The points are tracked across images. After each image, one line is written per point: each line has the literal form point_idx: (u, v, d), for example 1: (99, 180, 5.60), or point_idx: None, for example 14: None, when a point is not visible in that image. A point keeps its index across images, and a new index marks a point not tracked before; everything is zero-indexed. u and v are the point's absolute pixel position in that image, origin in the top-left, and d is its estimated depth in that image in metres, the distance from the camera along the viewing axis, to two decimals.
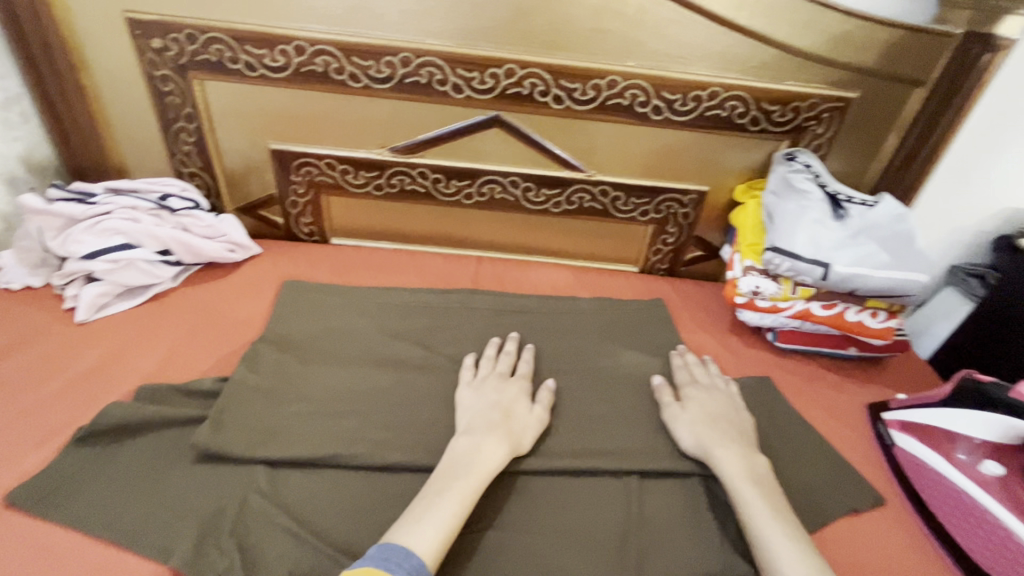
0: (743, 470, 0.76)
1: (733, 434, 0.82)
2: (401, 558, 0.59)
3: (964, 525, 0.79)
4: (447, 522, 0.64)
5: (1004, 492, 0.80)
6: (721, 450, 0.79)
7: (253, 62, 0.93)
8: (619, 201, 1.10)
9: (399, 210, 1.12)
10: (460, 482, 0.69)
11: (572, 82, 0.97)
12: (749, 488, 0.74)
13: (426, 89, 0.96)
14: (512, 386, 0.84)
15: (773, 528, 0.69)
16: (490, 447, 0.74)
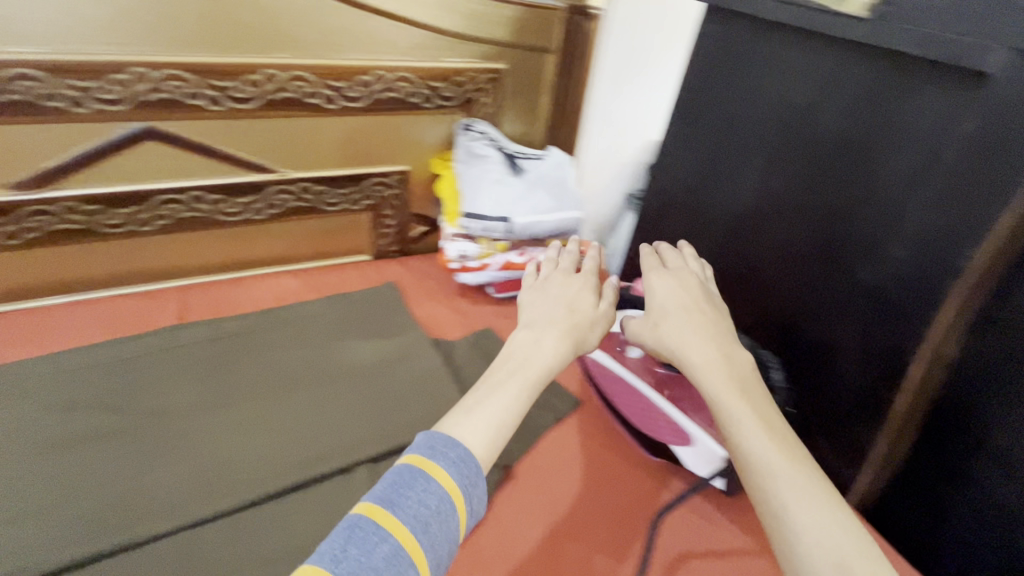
0: (729, 380, 0.56)
1: (701, 330, 0.61)
2: (438, 458, 0.50)
3: (644, 422, 0.73)
4: (504, 417, 0.55)
5: (649, 371, 0.74)
6: (703, 351, 0.58)
7: None
8: (323, 194, 0.99)
9: (54, 254, 0.85)
10: (513, 383, 0.58)
11: (223, 79, 0.81)
12: (733, 398, 0.54)
13: (30, 108, 0.74)
14: (575, 283, 0.71)
15: (782, 472, 0.48)
16: (550, 344, 0.62)
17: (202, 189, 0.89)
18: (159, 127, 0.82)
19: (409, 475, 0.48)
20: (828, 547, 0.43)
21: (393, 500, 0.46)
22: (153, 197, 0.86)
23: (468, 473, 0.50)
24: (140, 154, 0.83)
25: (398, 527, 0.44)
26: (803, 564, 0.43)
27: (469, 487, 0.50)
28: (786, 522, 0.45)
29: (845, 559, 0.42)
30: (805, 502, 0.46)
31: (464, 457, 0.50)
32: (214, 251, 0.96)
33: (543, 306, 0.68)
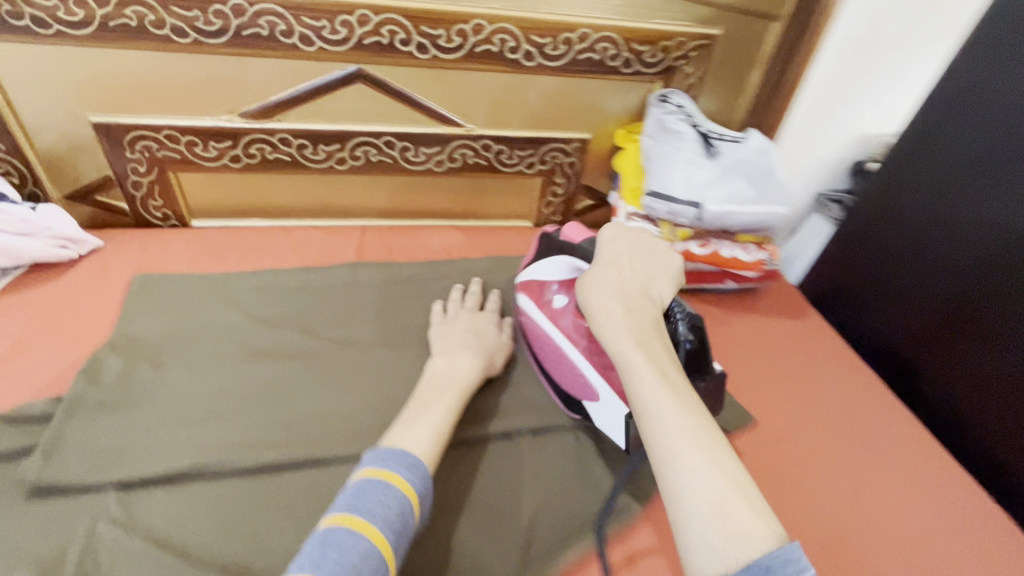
0: (639, 334, 0.59)
1: (623, 286, 0.64)
2: (396, 456, 0.55)
3: (561, 374, 0.72)
4: (440, 423, 0.62)
5: (573, 321, 0.73)
6: (614, 306, 0.62)
7: (41, 15, 0.72)
8: (502, 153, 0.97)
9: (266, 181, 0.93)
10: (443, 398, 0.65)
11: (434, 27, 0.81)
12: (631, 348, 0.57)
13: (270, 43, 0.79)
14: (481, 319, 0.80)
15: (677, 423, 0.50)
16: (468, 364, 0.71)
17: (394, 136, 0.91)
18: (369, 71, 0.84)
19: (368, 485, 0.52)
20: (708, 491, 0.45)
21: (356, 506, 0.50)
22: (352, 137, 0.90)
23: (421, 478, 0.55)
24: (349, 95, 0.86)
25: (368, 525, 0.49)
26: (684, 510, 0.45)
27: (424, 490, 0.55)
28: (673, 474, 0.48)
29: (723, 502, 0.45)
30: (695, 451, 0.48)
31: (415, 462, 0.55)
32: (392, 198, 0.99)
33: (451, 336, 0.76)
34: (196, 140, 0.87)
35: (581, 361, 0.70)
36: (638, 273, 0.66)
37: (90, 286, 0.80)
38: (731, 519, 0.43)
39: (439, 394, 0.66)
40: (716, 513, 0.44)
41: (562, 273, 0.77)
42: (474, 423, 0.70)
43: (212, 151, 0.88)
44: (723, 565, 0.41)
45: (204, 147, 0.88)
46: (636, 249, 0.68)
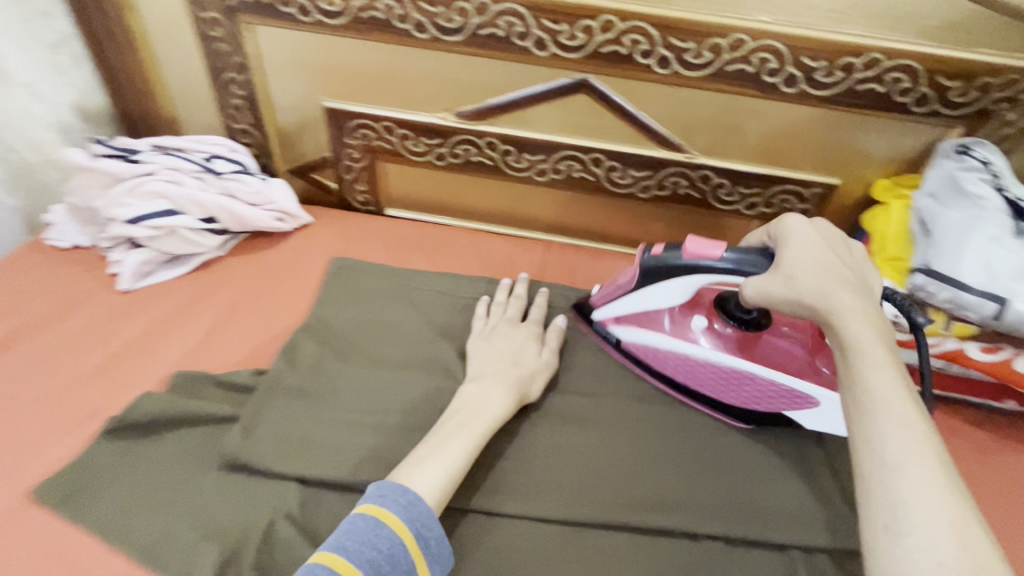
0: (873, 324, 0.49)
1: (840, 264, 0.53)
2: (397, 494, 0.51)
3: (729, 389, 0.67)
4: (452, 465, 0.56)
5: (722, 337, 0.68)
6: (837, 296, 0.50)
7: (307, 4, 0.76)
8: (720, 188, 0.84)
9: (463, 182, 0.91)
10: (458, 437, 0.58)
11: (683, 40, 0.70)
12: (870, 336, 0.47)
13: (504, 44, 0.75)
14: (520, 332, 0.72)
15: (903, 413, 0.44)
16: (497, 397, 0.63)
17: (604, 153, 0.83)
18: (596, 82, 0.76)
19: (360, 522, 0.49)
20: (942, 512, 0.39)
21: (343, 546, 0.47)
22: (559, 149, 0.84)
23: (418, 517, 0.50)
24: (568, 105, 0.80)
25: (349, 568, 0.46)
26: (907, 525, 0.39)
27: (422, 530, 0.50)
28: (898, 483, 0.41)
29: (961, 529, 0.39)
30: (930, 465, 0.41)
31: (415, 500, 0.51)
32: (584, 218, 0.92)
33: (490, 359, 0.67)
34: (409, 134, 0.87)
35: (759, 369, 0.66)
36: (849, 261, 0.54)
37: (298, 264, 0.85)
38: (969, 550, 0.38)
39: (455, 429, 0.59)
40: (955, 542, 0.38)
41: (679, 300, 0.67)
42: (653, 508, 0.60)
43: (422, 146, 0.88)
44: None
45: (415, 142, 0.88)
46: (838, 238, 0.56)
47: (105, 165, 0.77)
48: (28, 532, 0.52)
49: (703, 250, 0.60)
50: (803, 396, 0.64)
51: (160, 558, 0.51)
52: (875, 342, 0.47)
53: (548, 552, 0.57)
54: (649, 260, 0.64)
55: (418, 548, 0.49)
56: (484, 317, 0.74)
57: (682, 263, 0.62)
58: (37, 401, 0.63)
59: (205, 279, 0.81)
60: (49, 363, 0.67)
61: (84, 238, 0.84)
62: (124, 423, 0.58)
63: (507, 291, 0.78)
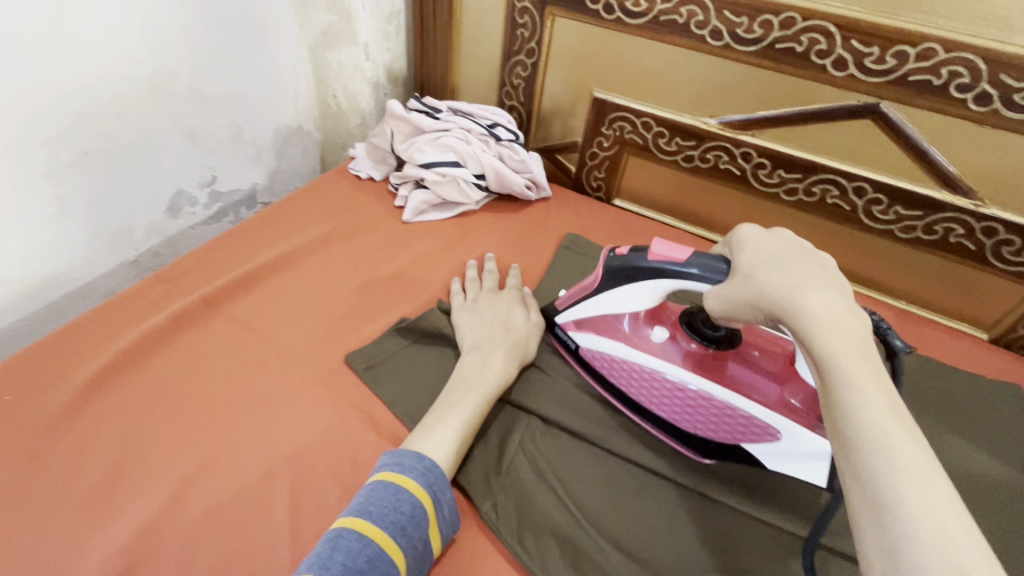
0: (843, 332, 0.45)
1: (806, 268, 0.51)
2: (413, 461, 0.57)
3: (720, 425, 0.63)
4: (461, 428, 0.61)
5: (695, 363, 0.66)
6: (812, 303, 0.47)
7: (613, 3, 0.85)
8: (1005, 245, 0.76)
9: (701, 188, 0.95)
10: (464, 401, 0.63)
11: (1019, 78, 0.65)
12: (844, 350, 0.44)
13: (798, 60, 0.76)
14: (502, 299, 0.78)
15: (889, 436, 0.39)
16: (497, 365, 0.68)
17: (870, 184, 0.80)
18: (889, 109, 0.74)
19: (381, 487, 0.54)
20: (952, 540, 0.34)
21: (369, 510, 0.52)
22: (820, 172, 0.83)
23: (435, 482, 0.56)
24: (847, 128, 0.78)
25: (381, 533, 0.51)
26: (883, 515, 0.37)
27: (438, 492, 0.56)
28: (874, 479, 0.38)
29: (964, 558, 0.33)
30: (932, 494, 0.36)
31: (430, 466, 0.57)
32: (821, 247, 0.89)
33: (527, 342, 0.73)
34: (664, 132, 0.92)
35: (723, 396, 0.63)
36: (821, 269, 0.51)
37: (538, 231, 0.96)
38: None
39: (465, 390, 0.65)
40: (926, 526, 0.35)
41: (642, 306, 0.67)
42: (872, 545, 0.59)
43: (672, 146, 0.93)
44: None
45: (667, 141, 0.93)
46: (805, 249, 0.54)
47: (415, 117, 0.94)
48: (347, 382, 0.69)
49: (669, 253, 0.60)
50: (763, 428, 0.61)
51: None
52: (836, 346, 0.44)
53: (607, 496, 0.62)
54: (613, 260, 0.66)
55: (437, 511, 0.55)
56: (460, 294, 0.80)
57: (647, 266, 0.62)
58: (347, 291, 0.80)
59: (464, 225, 0.94)
60: (355, 265, 0.85)
61: (377, 172, 1.03)
62: (413, 325, 0.75)
63: (488, 270, 0.84)
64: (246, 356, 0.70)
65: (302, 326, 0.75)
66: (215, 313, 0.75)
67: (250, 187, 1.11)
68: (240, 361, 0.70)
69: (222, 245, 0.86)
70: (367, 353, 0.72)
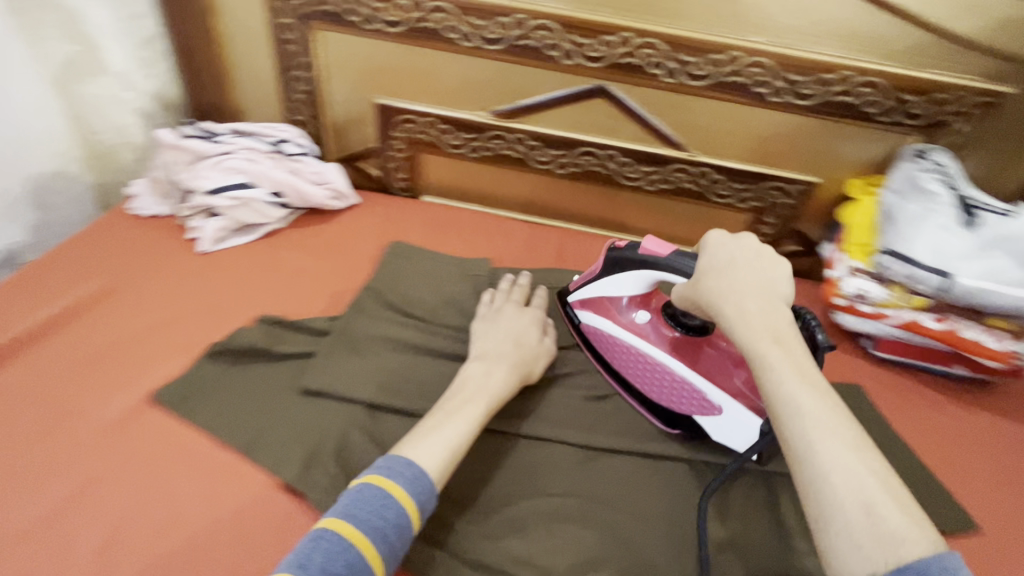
0: (772, 330, 0.54)
1: (757, 279, 0.59)
2: (402, 466, 0.56)
3: (680, 398, 0.72)
4: (454, 439, 0.61)
5: (654, 334, 0.74)
6: (740, 302, 0.57)
7: (371, 14, 0.90)
8: (717, 183, 0.97)
9: (494, 173, 1.05)
10: (466, 409, 0.64)
11: (689, 54, 0.84)
12: (767, 343, 0.53)
13: (536, 54, 0.89)
14: (523, 316, 0.80)
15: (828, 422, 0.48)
16: (499, 376, 0.69)
17: (617, 150, 0.96)
18: (612, 88, 0.90)
19: (368, 494, 0.54)
20: (857, 489, 0.44)
21: (348, 513, 0.53)
22: (579, 146, 0.97)
23: (423, 491, 0.56)
24: (588, 107, 0.93)
25: (362, 539, 0.51)
26: (832, 508, 0.44)
27: (423, 502, 0.56)
28: (820, 477, 0.45)
29: (875, 504, 0.43)
30: (861, 462, 0.45)
31: (420, 474, 0.57)
32: (598, 209, 1.05)
33: (491, 337, 0.75)
34: (449, 128, 1.00)
35: (683, 371, 0.71)
36: (767, 274, 0.60)
37: (349, 235, 0.98)
38: (884, 520, 0.42)
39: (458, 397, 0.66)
40: (866, 517, 0.43)
41: (634, 289, 0.75)
42: None
43: (459, 140, 1.01)
44: (868, 567, 0.41)
45: (453, 136, 1.01)
46: (753, 253, 0.61)
47: (190, 144, 0.90)
48: (153, 425, 0.65)
49: (656, 249, 0.69)
50: (709, 402, 0.69)
51: (257, 451, 0.63)
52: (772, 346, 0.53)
53: None
54: (614, 251, 0.75)
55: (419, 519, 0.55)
56: (488, 302, 0.82)
57: (636, 257, 0.71)
58: (141, 335, 0.75)
59: (270, 244, 0.93)
60: (148, 307, 0.80)
61: (164, 208, 0.96)
62: (225, 349, 0.72)
63: (507, 283, 0.85)
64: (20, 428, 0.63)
65: (89, 382, 0.69)
66: None
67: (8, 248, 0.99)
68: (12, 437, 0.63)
69: None
70: (172, 389, 0.68)
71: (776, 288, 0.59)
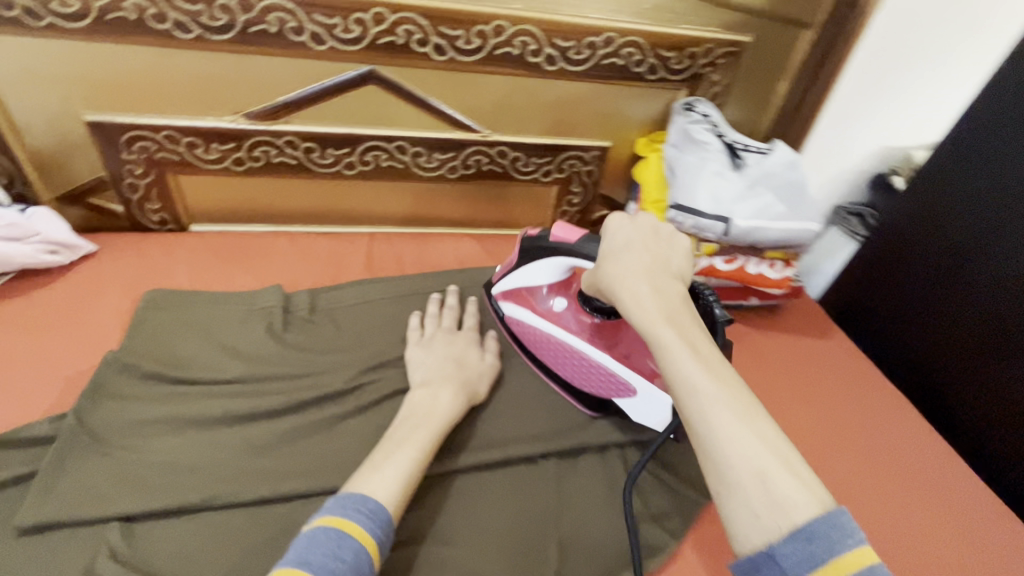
0: (664, 308, 0.49)
1: (650, 259, 0.54)
2: (359, 503, 0.50)
3: (609, 386, 0.68)
4: (407, 466, 0.55)
5: (575, 322, 0.69)
6: (635, 286, 0.51)
7: (33, 6, 0.68)
8: (518, 160, 0.92)
9: (273, 186, 0.89)
10: (417, 435, 0.58)
11: (452, 27, 0.76)
12: (661, 326, 0.48)
13: (280, 40, 0.74)
14: (458, 338, 0.72)
15: (724, 400, 0.43)
16: (446, 399, 0.63)
17: (406, 140, 0.87)
18: (382, 72, 0.80)
19: (321, 534, 0.46)
20: (753, 460, 0.41)
21: (308, 559, 0.44)
22: (363, 142, 0.86)
23: (381, 524, 0.49)
24: (360, 96, 0.82)
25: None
26: (726, 483, 0.41)
27: (382, 538, 0.49)
28: (721, 455, 0.41)
29: (767, 471, 0.40)
30: (757, 428, 0.42)
31: (376, 506, 0.50)
32: (404, 206, 0.95)
33: (429, 361, 0.68)
34: (197, 141, 0.82)
35: (609, 361, 0.66)
36: (663, 251, 0.55)
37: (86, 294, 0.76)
38: (775, 484, 0.39)
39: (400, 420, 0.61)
40: (762, 487, 0.40)
41: (553, 275, 0.70)
42: (507, 444, 0.67)
43: (215, 153, 0.84)
44: (766, 537, 0.39)
45: (205, 149, 0.83)
46: (652, 232, 0.56)
47: None
48: None
49: (567, 236, 0.64)
50: (624, 384, 0.66)
51: None
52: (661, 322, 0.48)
53: (226, 547, 0.54)
54: (529, 237, 0.69)
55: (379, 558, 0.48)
56: (418, 329, 0.73)
57: (548, 244, 0.66)
58: None
59: None
60: None
61: None
62: None
63: (451, 304, 0.77)
64: None
65: None
66: None
67: None
68: None
69: None
70: None
71: (674, 268, 0.55)
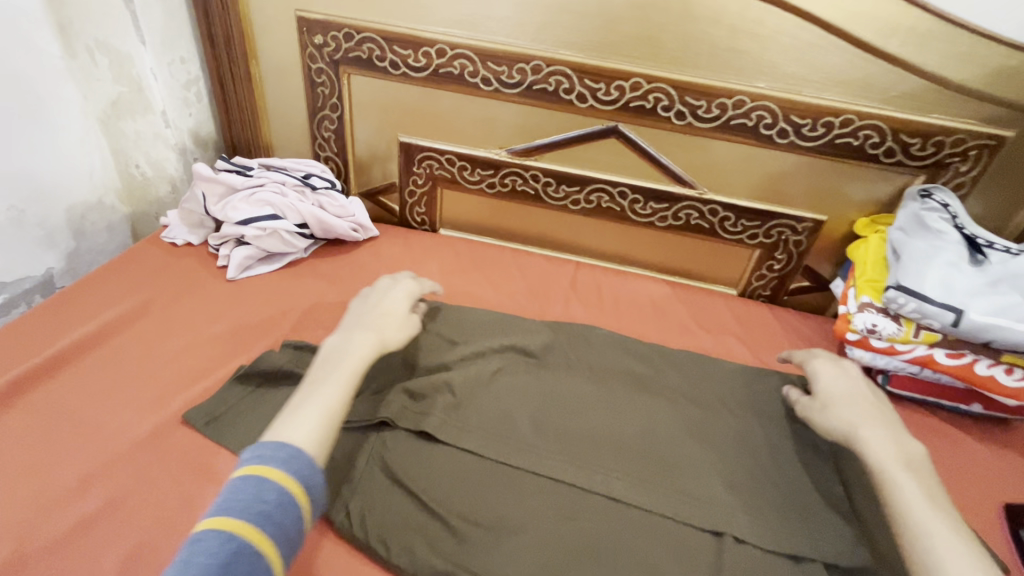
0: (898, 455, 0.62)
1: (856, 401, 0.69)
2: (272, 451, 0.54)
3: None
4: (327, 408, 0.60)
5: None
6: (858, 430, 0.65)
7: (397, 61, 0.97)
8: (727, 220, 0.99)
9: (508, 210, 1.09)
10: (332, 377, 0.64)
11: (697, 98, 0.88)
12: (902, 472, 0.60)
13: (553, 97, 0.94)
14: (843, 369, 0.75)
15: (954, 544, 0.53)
16: (880, 443, 0.63)
17: (628, 187, 0.99)
18: (625, 129, 0.94)
19: (242, 481, 0.52)
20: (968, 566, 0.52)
21: (225, 507, 0.50)
22: (591, 184, 1.01)
23: (304, 468, 0.54)
24: (601, 146, 0.98)
25: (245, 527, 0.48)
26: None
27: (309, 479, 0.54)
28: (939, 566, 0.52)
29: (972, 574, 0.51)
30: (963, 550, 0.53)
31: (294, 451, 0.55)
32: (609, 242, 1.08)
33: (836, 391, 0.71)
34: (466, 165, 1.05)
35: None
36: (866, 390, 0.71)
37: (371, 266, 1.00)
38: None
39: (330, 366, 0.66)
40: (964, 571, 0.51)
41: None
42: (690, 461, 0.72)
43: (476, 176, 1.06)
44: None
45: (471, 172, 1.06)
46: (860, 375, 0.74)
47: (225, 177, 0.94)
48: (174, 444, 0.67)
49: None
50: None
51: None
52: (867, 430, 0.64)
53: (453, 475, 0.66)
54: None
55: (307, 496, 0.53)
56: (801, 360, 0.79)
57: None
58: (168, 366, 0.77)
59: (293, 276, 0.96)
60: (169, 332, 0.82)
61: (195, 236, 1.01)
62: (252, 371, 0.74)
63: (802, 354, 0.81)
64: (51, 446, 0.65)
65: (114, 398, 0.71)
66: (6, 409, 0.68)
67: (43, 272, 1.03)
68: (42, 449, 0.64)
69: (6, 338, 0.77)
70: (199, 410, 0.70)
71: (399, 312, 0.76)
